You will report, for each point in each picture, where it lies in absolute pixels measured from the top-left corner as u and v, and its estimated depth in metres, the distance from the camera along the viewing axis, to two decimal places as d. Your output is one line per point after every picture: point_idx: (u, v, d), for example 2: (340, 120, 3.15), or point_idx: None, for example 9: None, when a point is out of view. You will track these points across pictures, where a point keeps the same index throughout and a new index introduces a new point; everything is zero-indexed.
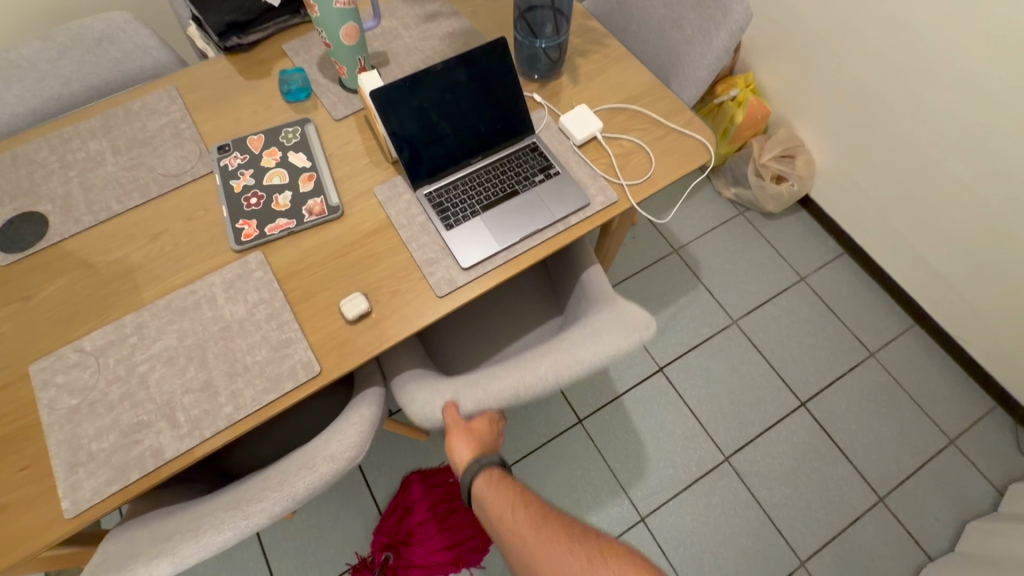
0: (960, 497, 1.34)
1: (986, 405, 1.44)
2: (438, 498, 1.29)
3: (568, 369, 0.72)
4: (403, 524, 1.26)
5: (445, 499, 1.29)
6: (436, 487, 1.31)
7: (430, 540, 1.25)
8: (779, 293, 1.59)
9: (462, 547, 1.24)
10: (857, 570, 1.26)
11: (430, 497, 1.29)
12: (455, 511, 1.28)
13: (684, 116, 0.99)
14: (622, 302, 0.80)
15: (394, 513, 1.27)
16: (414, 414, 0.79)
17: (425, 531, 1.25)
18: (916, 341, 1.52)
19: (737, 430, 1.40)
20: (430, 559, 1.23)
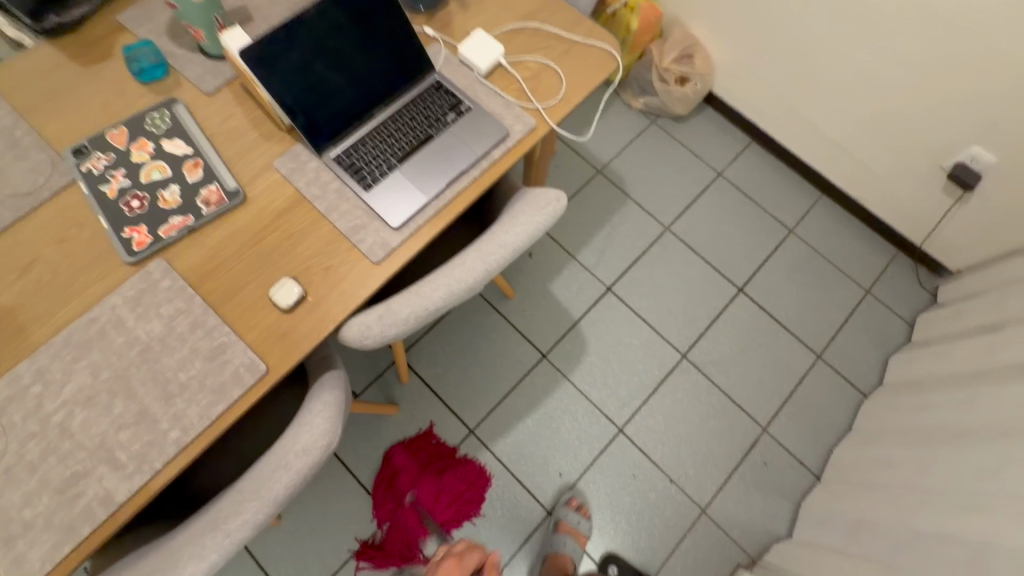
0: (881, 336, 1.51)
1: (890, 254, 1.61)
2: (427, 460, 1.31)
3: (497, 254, 0.68)
4: (398, 493, 1.26)
5: (432, 460, 1.31)
6: (421, 449, 1.31)
7: (428, 501, 1.26)
8: (701, 192, 1.65)
9: (458, 500, 1.28)
10: (809, 422, 1.41)
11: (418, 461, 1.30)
12: (444, 468, 1.30)
13: (585, 26, 0.95)
14: (530, 190, 0.79)
15: (385, 485, 1.27)
16: (349, 340, 0.67)
17: (421, 495, 1.27)
18: (826, 210, 1.65)
19: (688, 328, 1.48)
20: (431, 520, 1.26)
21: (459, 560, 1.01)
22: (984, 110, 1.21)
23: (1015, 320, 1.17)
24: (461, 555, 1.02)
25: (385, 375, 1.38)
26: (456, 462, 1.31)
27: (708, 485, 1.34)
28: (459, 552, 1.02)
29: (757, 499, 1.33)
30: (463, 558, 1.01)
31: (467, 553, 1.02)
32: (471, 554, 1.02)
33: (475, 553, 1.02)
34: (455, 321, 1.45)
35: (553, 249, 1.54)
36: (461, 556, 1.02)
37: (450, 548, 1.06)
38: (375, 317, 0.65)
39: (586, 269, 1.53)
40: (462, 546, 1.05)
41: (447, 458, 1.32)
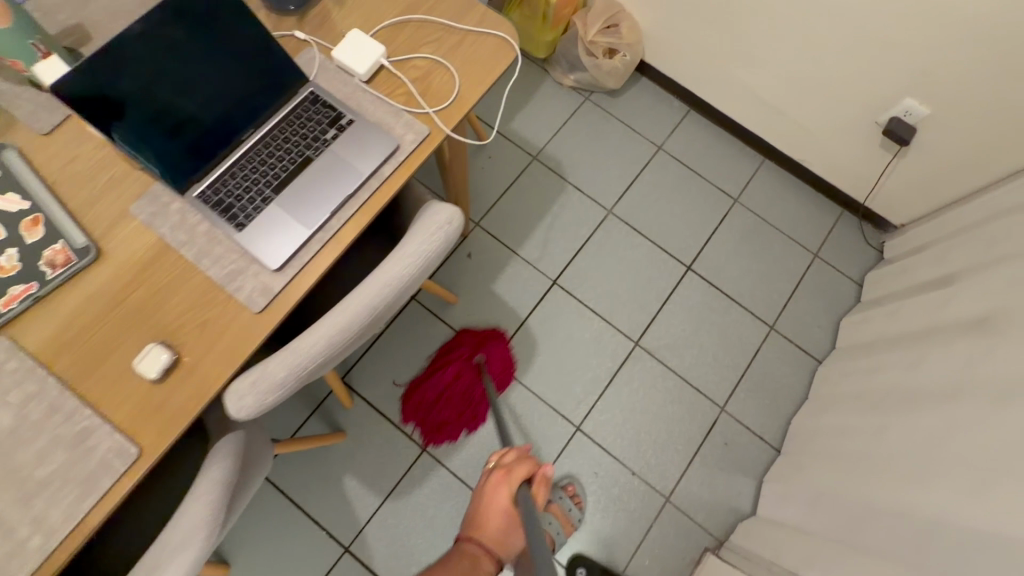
0: (832, 300, 1.50)
1: (836, 213, 1.58)
2: (476, 345, 1.36)
3: (380, 291, 0.61)
4: (448, 377, 1.33)
5: (478, 343, 1.36)
6: (469, 335, 1.37)
7: (475, 384, 1.33)
8: (642, 170, 1.59)
9: (506, 382, 1.36)
10: (765, 396, 1.40)
11: (467, 346, 1.35)
12: (491, 352, 1.36)
13: (477, 13, 0.85)
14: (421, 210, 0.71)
15: (437, 369, 1.34)
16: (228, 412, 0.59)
17: (469, 379, 1.33)
18: (770, 174, 1.61)
19: (638, 314, 1.44)
20: (477, 402, 1.32)
21: (506, 474, 0.81)
22: (919, 58, 1.15)
23: (964, 274, 1.14)
24: (508, 468, 0.81)
25: (326, 404, 1.30)
26: (500, 348, 1.37)
27: (669, 472, 1.32)
28: (507, 466, 0.81)
29: (719, 480, 1.32)
30: (510, 474, 0.80)
31: (516, 467, 0.81)
32: (521, 468, 0.81)
33: (525, 467, 0.81)
34: (396, 335, 1.37)
35: (493, 247, 1.47)
36: (508, 470, 0.81)
37: (496, 458, 0.86)
38: (249, 384, 0.58)
39: (529, 265, 1.46)
40: (512, 455, 0.84)
41: (493, 343, 1.37)
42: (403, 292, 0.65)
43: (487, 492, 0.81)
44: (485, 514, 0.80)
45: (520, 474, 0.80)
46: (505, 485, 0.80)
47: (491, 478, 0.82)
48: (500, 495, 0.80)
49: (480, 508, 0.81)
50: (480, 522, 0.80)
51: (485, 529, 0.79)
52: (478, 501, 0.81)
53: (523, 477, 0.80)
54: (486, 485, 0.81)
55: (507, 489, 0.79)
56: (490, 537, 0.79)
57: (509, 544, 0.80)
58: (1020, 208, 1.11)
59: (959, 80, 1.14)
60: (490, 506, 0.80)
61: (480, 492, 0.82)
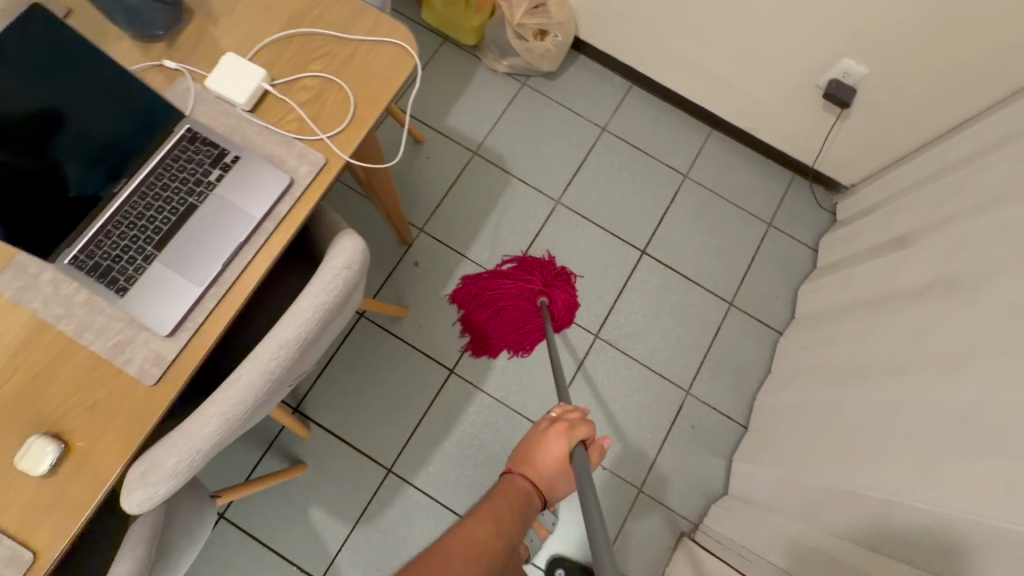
0: (788, 268, 1.48)
1: (787, 179, 1.55)
2: (547, 274, 1.37)
3: (273, 356, 0.55)
4: (512, 294, 1.33)
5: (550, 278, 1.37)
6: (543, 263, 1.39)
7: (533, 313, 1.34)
8: (588, 154, 1.53)
9: (564, 323, 1.38)
10: (730, 374, 1.39)
11: (537, 273, 1.37)
12: (558, 288, 1.37)
13: (369, 19, 0.77)
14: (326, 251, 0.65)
15: (506, 280, 1.35)
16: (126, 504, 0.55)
17: (530, 309, 1.34)
18: (718, 145, 1.57)
19: (596, 306, 1.41)
20: (530, 330, 1.34)
21: (567, 428, 0.71)
22: (853, 16, 1.11)
23: (913, 236, 1.12)
24: (571, 423, 0.72)
25: (281, 437, 1.26)
26: (566, 289, 1.38)
27: (640, 462, 1.31)
28: (570, 420, 0.72)
29: (690, 464, 1.32)
30: (572, 429, 0.71)
31: (578, 425, 0.72)
32: (583, 428, 0.72)
33: (587, 428, 0.72)
34: (349, 356, 1.33)
35: (441, 252, 1.42)
36: (570, 425, 0.72)
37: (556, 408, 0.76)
38: (140, 477, 0.53)
39: (479, 267, 1.41)
40: (574, 412, 0.74)
41: (562, 282, 1.38)
42: (307, 348, 0.59)
43: (545, 438, 0.71)
44: (538, 453, 0.71)
45: (581, 433, 0.71)
46: (566, 436, 0.70)
47: (550, 427, 0.72)
48: (559, 448, 0.70)
49: (533, 449, 0.71)
50: (530, 461, 0.70)
51: (537, 468, 0.70)
52: (533, 440, 0.71)
53: (584, 437, 0.71)
54: (541, 431, 0.72)
55: (566, 444, 0.70)
56: (541, 477, 0.70)
57: (553, 489, 0.72)
58: (966, 163, 1.09)
59: (895, 34, 1.09)
60: (546, 451, 0.71)
61: (538, 433, 0.72)
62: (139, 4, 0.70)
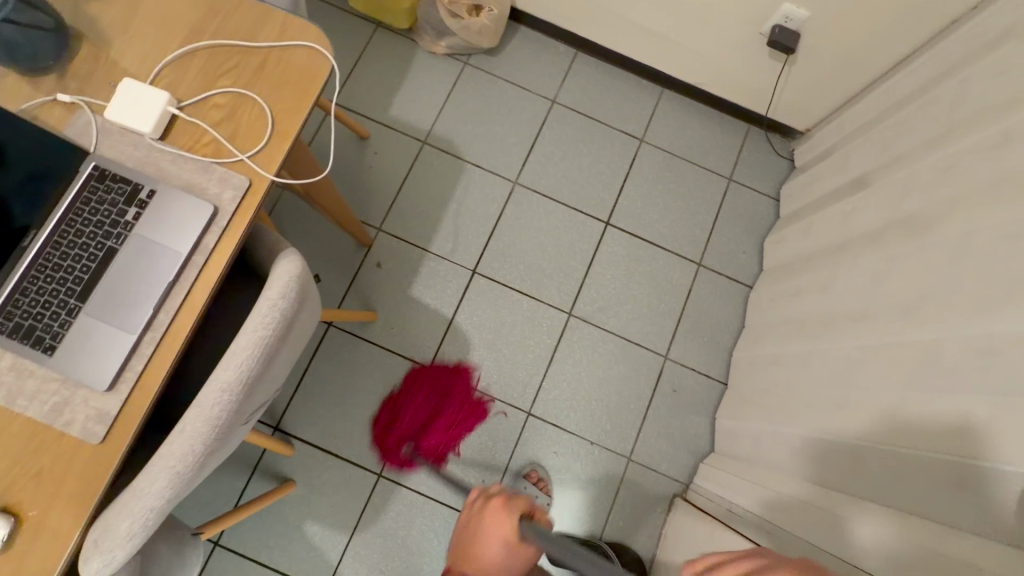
0: (752, 221, 1.48)
1: (743, 131, 1.53)
2: (465, 400, 1.31)
3: (214, 401, 0.53)
4: (419, 407, 1.29)
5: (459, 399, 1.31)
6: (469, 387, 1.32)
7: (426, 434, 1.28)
8: (540, 130, 1.49)
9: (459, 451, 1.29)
10: (705, 334, 1.40)
11: (457, 395, 1.31)
12: (460, 422, 1.29)
13: (277, 23, 0.72)
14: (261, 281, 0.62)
15: (419, 392, 1.30)
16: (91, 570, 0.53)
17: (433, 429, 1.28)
18: (671, 105, 1.54)
19: (566, 284, 1.40)
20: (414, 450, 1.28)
21: (504, 505, 0.78)
22: None
23: (868, 178, 1.12)
24: (508, 500, 0.78)
25: (266, 458, 1.24)
26: (468, 426, 1.30)
27: (626, 433, 1.33)
28: (506, 495, 0.79)
29: (675, 428, 1.34)
30: (510, 504, 0.78)
31: (514, 500, 0.79)
32: (517, 501, 0.78)
33: (524, 500, 0.78)
34: (323, 368, 1.31)
35: (403, 250, 1.39)
36: (507, 500, 0.78)
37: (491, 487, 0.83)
38: (94, 544, 0.51)
39: (443, 260, 1.39)
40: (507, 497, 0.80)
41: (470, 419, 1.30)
42: (251, 390, 0.56)
43: (482, 519, 0.77)
44: (480, 547, 0.75)
45: (518, 506, 0.78)
46: (502, 511, 0.77)
47: (488, 510, 0.78)
48: (497, 523, 0.75)
49: (479, 548, 0.75)
50: (471, 561, 0.75)
51: (474, 565, 0.75)
52: (470, 524, 0.79)
53: (521, 507, 0.78)
54: (484, 521, 0.77)
55: (506, 517, 0.76)
56: (481, 570, 0.74)
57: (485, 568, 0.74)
58: (914, 97, 1.08)
59: None
60: (485, 542, 0.75)
61: (473, 517, 0.79)
62: (16, 36, 0.64)
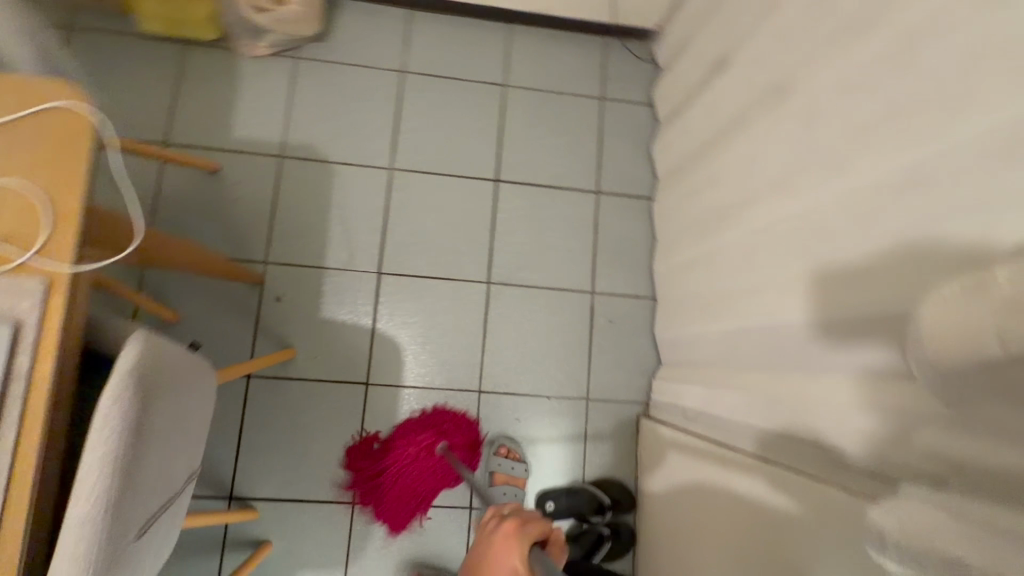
0: (635, 133, 1.47)
1: (600, 45, 1.49)
2: (466, 446, 1.26)
3: (79, 523, 0.50)
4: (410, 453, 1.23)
5: (459, 441, 1.25)
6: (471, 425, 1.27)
7: (422, 485, 1.23)
8: (400, 105, 1.39)
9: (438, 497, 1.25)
10: (623, 257, 1.41)
11: (456, 436, 1.25)
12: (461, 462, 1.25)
13: (11, 90, 0.61)
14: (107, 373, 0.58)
15: (415, 435, 1.24)
16: None
17: (425, 471, 1.23)
18: (523, 40, 1.47)
19: (477, 254, 1.36)
20: (407, 505, 1.23)
21: (517, 527, 0.76)
22: None
23: (722, 61, 1.11)
24: (521, 523, 0.76)
25: (233, 529, 1.19)
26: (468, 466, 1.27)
27: (578, 376, 1.35)
28: (521, 520, 0.76)
29: (622, 355, 1.37)
30: (523, 530, 0.75)
31: (528, 524, 0.76)
32: (531, 526, 0.77)
33: (537, 526, 0.76)
34: (259, 421, 1.24)
35: (300, 275, 1.30)
36: (521, 525, 0.76)
37: (508, 510, 0.81)
38: None
39: (344, 271, 1.31)
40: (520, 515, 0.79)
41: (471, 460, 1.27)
42: (125, 495, 0.54)
43: (495, 543, 0.75)
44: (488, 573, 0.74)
45: (532, 533, 0.76)
46: (513, 536, 0.75)
47: (500, 532, 0.76)
48: (510, 551, 0.74)
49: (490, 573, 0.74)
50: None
51: None
52: (484, 549, 0.76)
53: (536, 534, 0.76)
54: (496, 544, 0.76)
55: (518, 544, 0.74)
56: None
57: None
58: None
59: None
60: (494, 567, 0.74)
61: (485, 541, 0.77)
62: None
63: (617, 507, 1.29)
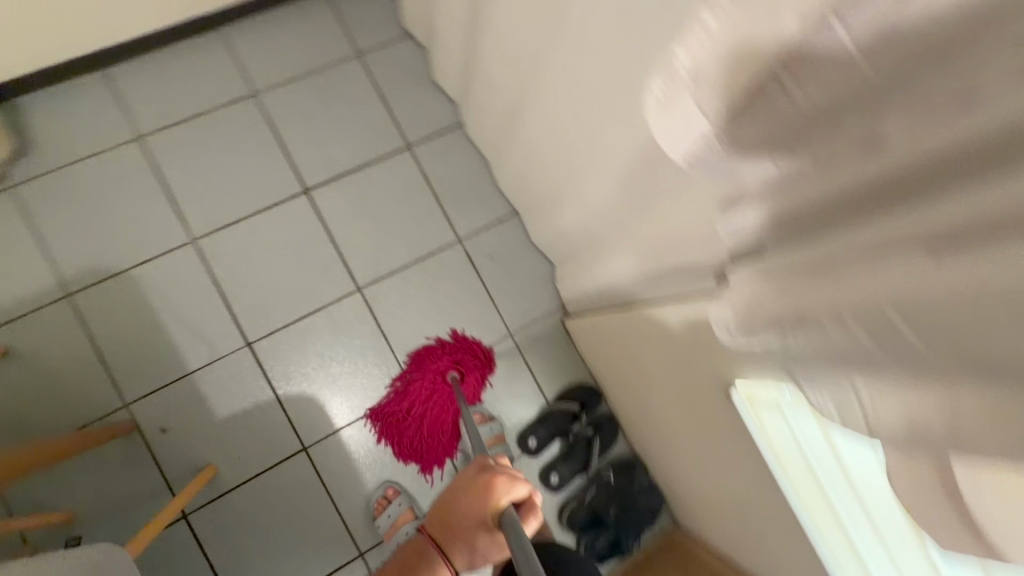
0: (410, 69, 1.36)
1: (325, 2, 1.35)
2: (477, 369, 1.29)
3: None
4: (427, 391, 1.25)
5: (468, 368, 1.28)
6: (474, 345, 1.30)
7: (446, 415, 1.25)
8: (158, 174, 1.22)
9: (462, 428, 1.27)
10: (468, 192, 1.35)
11: (466, 364, 1.28)
12: (475, 383, 1.28)
13: None
14: None
15: (427, 371, 1.26)
16: None
17: (444, 402, 1.25)
18: (243, 38, 1.30)
19: (331, 270, 1.26)
20: (438, 440, 1.26)
21: (499, 478, 0.65)
22: None
23: None
24: (507, 476, 0.66)
25: None
26: (485, 387, 1.30)
27: (491, 321, 1.32)
28: (509, 473, 0.66)
29: (519, 279, 1.35)
30: (506, 483, 0.64)
31: (514, 481, 0.65)
32: (519, 485, 0.65)
33: (522, 487, 0.65)
34: (225, 547, 1.16)
35: (171, 396, 1.17)
36: (507, 477, 0.65)
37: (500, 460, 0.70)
38: None
39: (212, 364, 1.19)
40: (511, 467, 0.68)
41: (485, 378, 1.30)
42: None
43: (474, 485, 0.65)
44: (461, 509, 0.65)
45: (515, 493, 0.64)
46: (492, 487, 0.64)
47: (481, 481, 0.65)
48: (484, 502, 0.64)
49: (458, 517, 0.65)
50: (449, 517, 0.65)
51: (452, 527, 0.65)
52: (460, 488, 0.66)
53: (514, 496, 0.64)
54: (472, 492, 0.65)
55: (493, 498, 0.63)
56: (457, 529, 0.65)
57: (459, 530, 0.65)
58: None
59: None
60: (468, 503, 0.65)
61: (464, 483, 0.66)
62: None
63: (589, 407, 1.32)
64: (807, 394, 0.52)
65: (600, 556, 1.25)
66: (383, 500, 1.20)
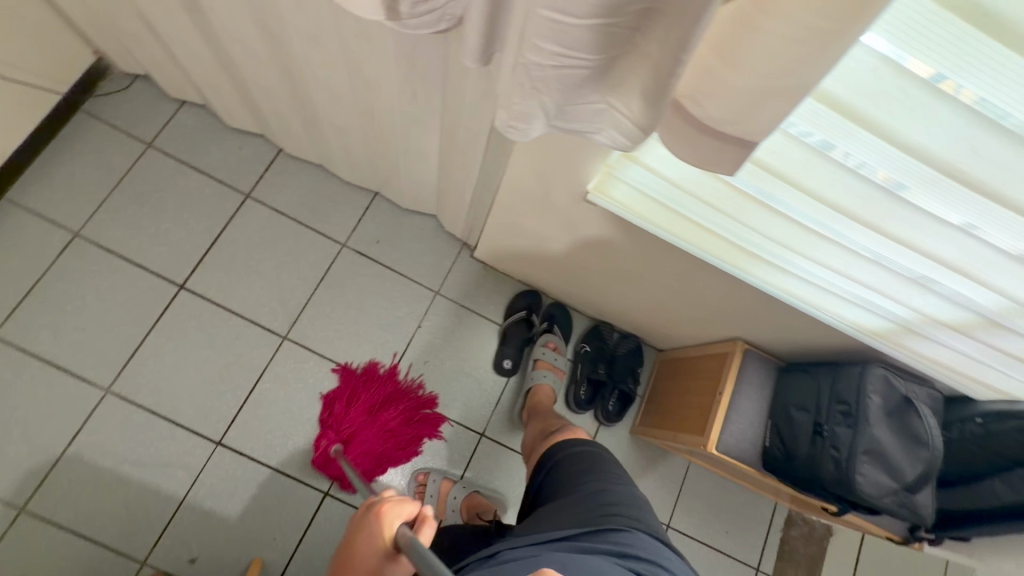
0: (203, 130, 1.37)
1: (87, 118, 1.32)
2: (378, 385, 1.30)
3: None
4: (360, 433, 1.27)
5: (369, 393, 1.29)
6: (347, 383, 1.29)
7: (396, 425, 1.29)
8: (35, 354, 1.18)
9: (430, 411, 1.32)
10: (322, 200, 1.38)
11: (364, 390, 1.29)
12: (386, 394, 1.30)
13: None
14: None
15: (342, 423, 1.26)
16: None
17: (383, 425, 1.29)
18: (32, 193, 1.26)
19: (248, 336, 1.28)
20: (416, 430, 1.31)
21: (386, 506, 0.65)
22: None
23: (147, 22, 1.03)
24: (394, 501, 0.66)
25: None
26: (392, 380, 1.32)
27: (413, 292, 1.38)
28: (394, 497, 0.66)
29: (413, 244, 1.41)
30: (394, 508, 0.64)
31: (401, 503, 0.66)
32: (409, 503, 0.66)
33: (411, 505, 0.65)
34: None
35: (179, 529, 1.16)
36: (392, 501, 0.66)
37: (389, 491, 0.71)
38: None
39: (196, 480, 1.19)
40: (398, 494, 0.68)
41: (382, 381, 1.31)
42: None
43: (364, 524, 0.64)
44: (358, 549, 0.63)
45: (406, 512, 0.65)
46: (381, 518, 0.64)
47: (373, 514, 0.64)
48: (376, 534, 0.63)
49: (357, 557, 0.63)
50: (351, 561, 0.64)
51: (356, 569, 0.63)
52: (355, 532, 0.65)
53: (405, 515, 0.64)
54: (367, 528, 0.64)
55: (383, 527, 0.63)
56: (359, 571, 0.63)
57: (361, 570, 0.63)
58: None
59: None
60: (362, 541, 0.63)
61: (356, 527, 0.66)
62: None
63: (534, 308, 1.40)
64: (592, 138, 0.60)
65: (617, 412, 1.38)
66: (421, 487, 1.26)
